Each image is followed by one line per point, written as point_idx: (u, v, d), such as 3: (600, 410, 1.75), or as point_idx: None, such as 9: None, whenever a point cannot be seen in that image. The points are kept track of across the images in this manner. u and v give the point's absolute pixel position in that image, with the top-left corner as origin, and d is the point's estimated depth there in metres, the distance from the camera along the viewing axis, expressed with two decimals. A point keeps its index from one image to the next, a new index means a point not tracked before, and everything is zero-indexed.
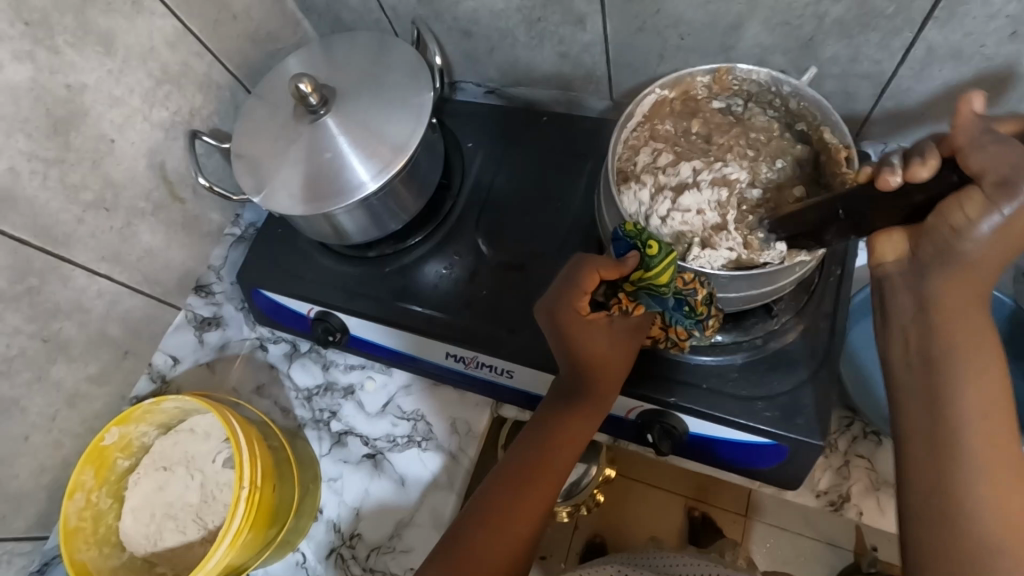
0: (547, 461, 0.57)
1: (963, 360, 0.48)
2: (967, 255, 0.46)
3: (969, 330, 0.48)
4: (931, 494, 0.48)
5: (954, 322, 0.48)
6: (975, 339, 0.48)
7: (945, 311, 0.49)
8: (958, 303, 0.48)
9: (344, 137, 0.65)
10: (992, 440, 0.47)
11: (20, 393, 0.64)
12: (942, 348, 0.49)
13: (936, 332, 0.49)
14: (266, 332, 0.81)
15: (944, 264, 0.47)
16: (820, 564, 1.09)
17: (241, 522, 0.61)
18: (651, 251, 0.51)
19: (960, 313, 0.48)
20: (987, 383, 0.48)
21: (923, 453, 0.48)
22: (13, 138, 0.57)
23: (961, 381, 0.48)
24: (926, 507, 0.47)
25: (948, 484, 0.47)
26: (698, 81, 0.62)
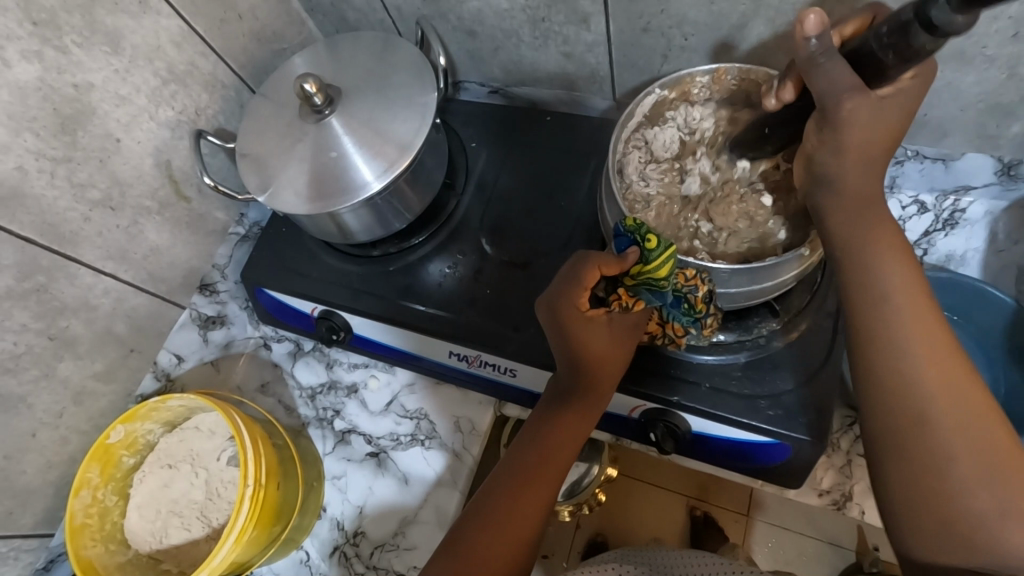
0: (550, 458, 0.57)
1: (884, 284, 0.47)
2: (838, 180, 0.46)
3: (884, 246, 0.48)
4: (901, 440, 0.47)
5: (871, 243, 0.48)
6: (892, 254, 0.48)
7: (856, 237, 0.48)
8: (868, 223, 0.47)
9: (350, 137, 0.65)
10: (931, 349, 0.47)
11: (27, 390, 0.64)
12: (862, 281, 0.48)
13: (853, 265, 0.48)
14: (270, 331, 0.81)
15: (829, 189, 0.47)
16: (822, 564, 1.10)
17: (246, 519, 0.62)
18: (650, 244, 0.51)
19: (875, 233, 0.48)
20: (911, 297, 0.47)
21: (874, 399, 0.48)
22: (21, 137, 0.58)
23: (889, 310, 0.47)
24: (894, 454, 0.47)
25: (904, 421, 0.47)
26: (697, 82, 0.61)
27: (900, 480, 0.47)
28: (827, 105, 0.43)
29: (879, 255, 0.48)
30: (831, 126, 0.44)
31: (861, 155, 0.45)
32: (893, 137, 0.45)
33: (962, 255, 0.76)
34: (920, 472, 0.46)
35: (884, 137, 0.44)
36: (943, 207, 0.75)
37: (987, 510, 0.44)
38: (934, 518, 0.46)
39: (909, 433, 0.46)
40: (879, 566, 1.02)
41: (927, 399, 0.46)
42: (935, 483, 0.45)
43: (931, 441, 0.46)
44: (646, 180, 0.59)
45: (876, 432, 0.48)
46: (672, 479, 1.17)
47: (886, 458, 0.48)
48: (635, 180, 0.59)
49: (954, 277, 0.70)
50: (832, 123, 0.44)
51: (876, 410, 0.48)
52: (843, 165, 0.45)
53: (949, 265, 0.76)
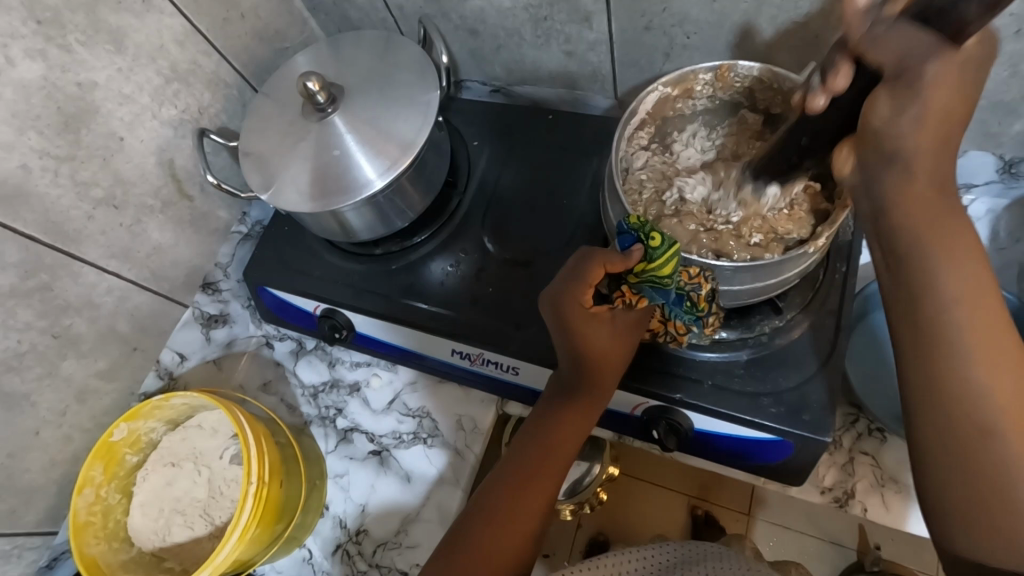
0: (552, 456, 0.57)
1: (949, 282, 0.41)
2: (906, 154, 0.38)
3: (950, 241, 0.40)
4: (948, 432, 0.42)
5: (935, 236, 0.40)
6: (958, 247, 0.40)
7: (919, 226, 0.40)
8: (936, 210, 0.40)
9: (353, 135, 0.65)
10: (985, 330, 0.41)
11: (30, 388, 0.64)
12: (924, 281, 0.41)
13: (913, 262, 0.41)
14: (273, 330, 0.81)
15: (895, 167, 0.39)
16: (824, 564, 1.11)
17: (249, 517, 0.62)
18: (654, 243, 0.51)
19: (943, 221, 0.40)
20: (976, 295, 0.41)
21: (931, 408, 0.42)
22: (25, 136, 0.58)
23: (944, 296, 0.41)
24: (953, 468, 0.42)
25: (968, 433, 0.42)
26: (701, 79, 0.62)
27: (959, 493, 0.43)
28: (911, 65, 0.36)
29: (941, 247, 0.40)
30: (910, 88, 0.37)
31: (941, 126, 0.37)
32: (968, 96, 0.37)
33: None
34: (983, 488, 0.42)
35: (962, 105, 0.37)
36: None
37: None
38: (984, 513, 0.42)
39: (971, 446, 0.42)
40: (878, 566, 1.04)
41: (991, 409, 0.41)
42: (994, 498, 0.42)
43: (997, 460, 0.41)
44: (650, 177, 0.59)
45: (932, 445, 0.43)
46: (674, 479, 1.17)
47: (939, 467, 0.43)
48: (638, 171, 0.60)
49: None
50: (907, 87, 0.37)
51: (930, 419, 0.43)
52: (920, 135, 0.38)
53: None
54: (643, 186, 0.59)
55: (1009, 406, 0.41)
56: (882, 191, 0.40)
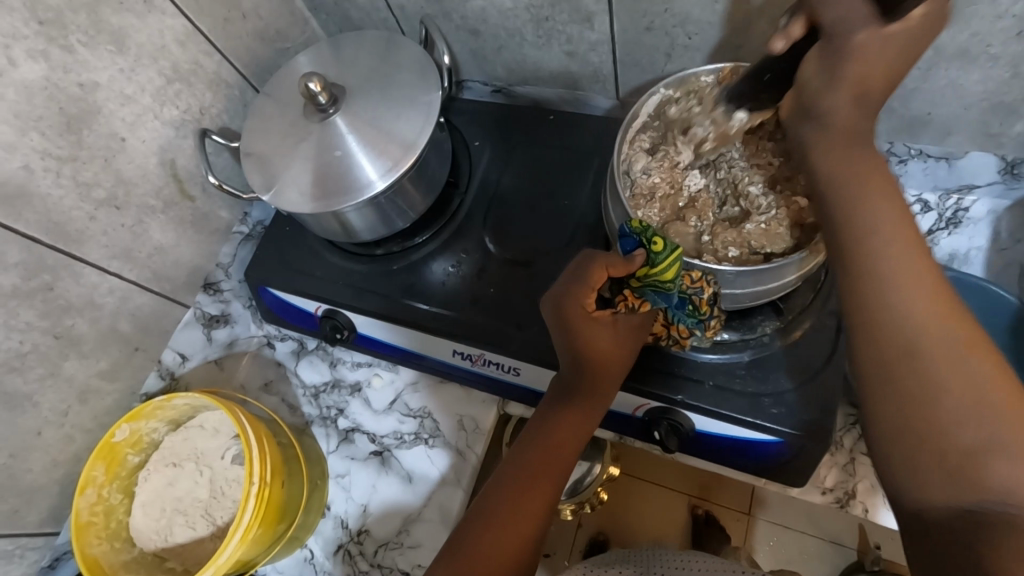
0: (553, 457, 0.57)
1: (874, 222, 0.43)
2: (823, 110, 0.44)
3: (875, 187, 0.43)
4: (886, 382, 0.41)
5: (859, 180, 0.44)
6: (882, 192, 0.43)
7: (843, 176, 0.44)
8: (858, 161, 0.44)
9: (354, 136, 0.65)
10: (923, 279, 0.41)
11: (32, 389, 0.64)
12: (849, 222, 0.43)
13: (841, 202, 0.44)
14: (274, 330, 0.81)
15: (818, 124, 0.45)
16: (824, 563, 1.11)
17: (251, 518, 0.62)
18: (656, 248, 0.51)
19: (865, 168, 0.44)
20: (905, 238, 0.42)
21: (866, 349, 0.42)
22: (27, 136, 0.58)
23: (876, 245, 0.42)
24: (886, 404, 0.41)
25: (901, 370, 0.41)
26: (703, 81, 0.61)
27: (893, 433, 0.41)
28: (832, 34, 0.42)
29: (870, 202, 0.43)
30: (834, 51, 0.43)
31: (856, 84, 0.43)
32: (895, 61, 0.42)
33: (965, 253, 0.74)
34: (917, 424, 0.40)
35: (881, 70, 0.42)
36: (946, 206, 0.74)
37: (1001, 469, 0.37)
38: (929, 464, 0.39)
39: (904, 381, 0.40)
40: (878, 566, 1.04)
41: (921, 346, 0.40)
42: (929, 434, 0.39)
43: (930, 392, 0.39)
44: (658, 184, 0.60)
45: (876, 394, 0.42)
46: (675, 479, 1.17)
47: (886, 424, 0.41)
48: (640, 175, 0.60)
49: (956, 276, 0.70)
50: (834, 49, 0.43)
51: (866, 359, 0.42)
52: (836, 91, 0.43)
53: (952, 264, 0.75)
54: (654, 190, 0.60)
55: (942, 343, 0.40)
56: (811, 148, 0.46)
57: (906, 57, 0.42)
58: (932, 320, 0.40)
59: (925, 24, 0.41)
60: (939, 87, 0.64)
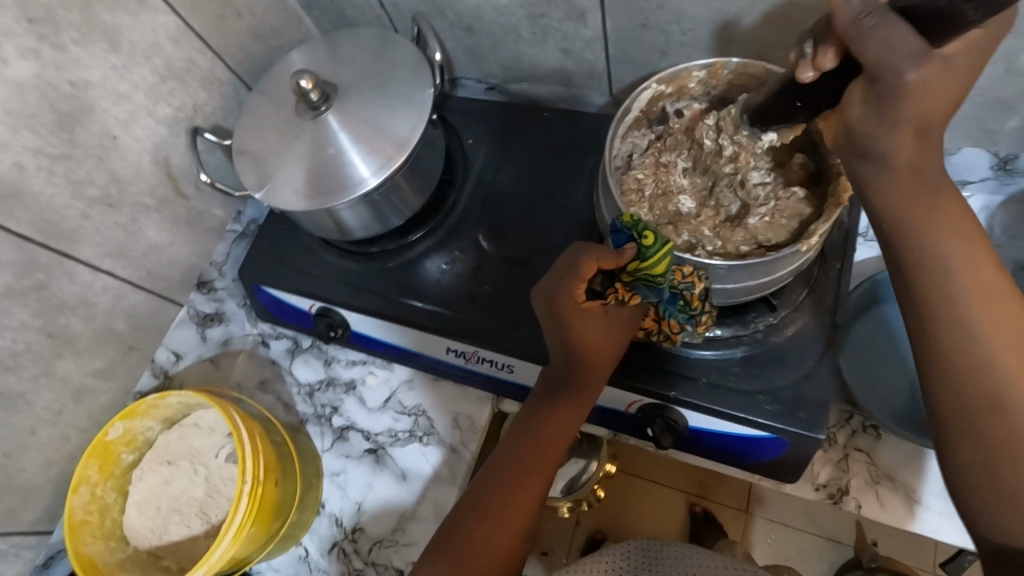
0: (545, 450, 0.57)
1: (948, 261, 0.44)
2: (883, 151, 0.42)
3: (944, 223, 0.44)
4: (964, 409, 0.45)
5: (929, 220, 0.44)
6: (954, 225, 0.44)
7: (912, 214, 0.44)
8: (927, 194, 0.43)
9: (347, 133, 0.65)
10: (987, 301, 0.44)
11: (27, 387, 0.64)
12: (924, 265, 0.44)
13: (911, 244, 0.44)
14: (268, 328, 0.82)
15: (876, 163, 0.43)
16: (822, 561, 1.10)
17: (245, 516, 0.62)
18: (647, 241, 0.51)
19: (938, 199, 0.43)
20: (978, 269, 0.44)
21: (938, 378, 0.45)
22: (20, 134, 0.58)
23: (948, 276, 0.44)
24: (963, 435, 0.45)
25: (980, 397, 0.44)
26: (694, 77, 0.61)
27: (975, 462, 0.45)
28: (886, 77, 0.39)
29: (939, 238, 0.44)
30: (885, 94, 0.40)
31: (915, 124, 0.40)
32: (955, 90, 0.40)
33: None
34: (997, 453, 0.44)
35: (943, 102, 0.40)
36: None
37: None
38: (1001, 484, 0.45)
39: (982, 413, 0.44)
40: (876, 562, 1.04)
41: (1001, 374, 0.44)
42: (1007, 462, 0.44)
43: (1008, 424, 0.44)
44: (645, 182, 0.60)
45: (954, 422, 0.45)
46: (674, 476, 1.17)
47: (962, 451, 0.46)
48: (629, 172, 0.61)
49: None
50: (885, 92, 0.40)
51: (945, 395, 0.45)
52: (896, 137, 0.41)
53: None
54: (641, 185, 0.60)
55: (1018, 371, 0.44)
56: (869, 184, 0.44)
57: (966, 80, 0.40)
58: (1007, 349, 0.44)
59: (976, 42, 0.39)
60: None
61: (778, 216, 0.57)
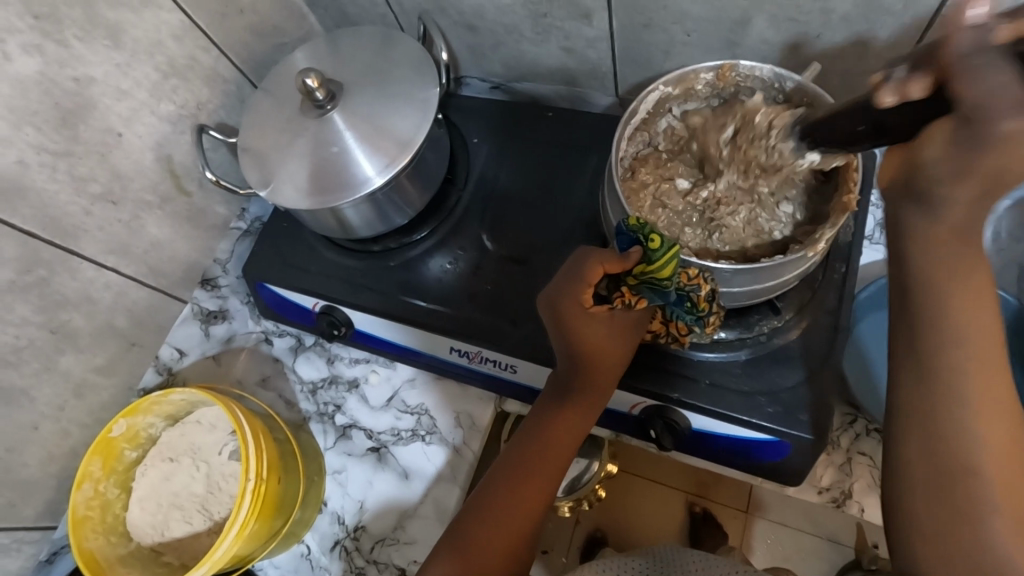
0: (549, 452, 0.57)
1: (961, 340, 0.43)
2: (944, 196, 0.37)
3: (968, 295, 0.42)
4: (942, 466, 0.44)
5: (959, 290, 0.42)
6: (978, 304, 0.43)
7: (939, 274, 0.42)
8: (965, 264, 0.41)
9: (352, 132, 0.65)
10: (984, 378, 0.44)
11: (29, 382, 0.65)
12: (931, 322, 0.43)
13: (927, 292, 0.43)
14: (272, 326, 0.81)
15: (920, 205, 0.39)
16: (821, 561, 1.10)
17: (248, 513, 0.62)
18: (654, 245, 0.50)
19: (957, 242, 0.40)
20: (983, 348, 0.43)
21: (923, 432, 0.45)
22: (22, 131, 0.58)
23: (950, 342, 0.43)
24: (932, 474, 0.45)
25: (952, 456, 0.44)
26: (701, 78, 0.61)
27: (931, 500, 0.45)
28: (975, 117, 0.32)
29: (960, 305, 0.43)
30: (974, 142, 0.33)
31: (982, 182, 0.35)
32: None
33: None
34: (948, 486, 0.44)
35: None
36: None
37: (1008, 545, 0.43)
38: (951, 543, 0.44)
39: (950, 461, 0.44)
40: (876, 565, 1.02)
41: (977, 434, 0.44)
42: (970, 514, 0.44)
43: (975, 478, 0.44)
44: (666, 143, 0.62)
45: (928, 485, 0.45)
46: (672, 476, 1.16)
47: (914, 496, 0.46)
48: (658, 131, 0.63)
49: None
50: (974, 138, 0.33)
51: (919, 444, 0.45)
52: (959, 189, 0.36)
53: None
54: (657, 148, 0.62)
55: (997, 445, 0.44)
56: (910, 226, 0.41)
57: None
58: (985, 421, 0.44)
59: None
60: None
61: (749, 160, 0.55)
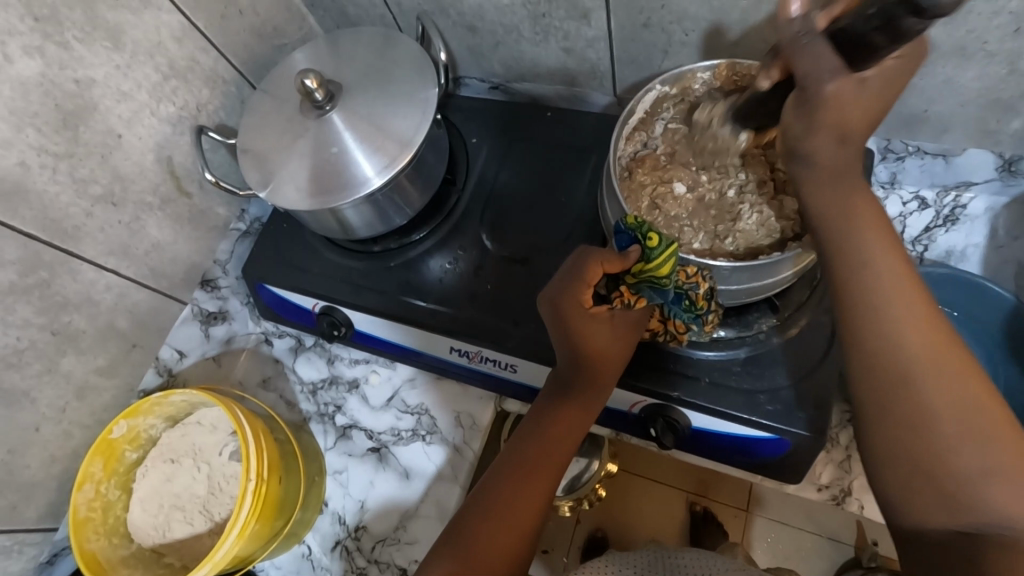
0: (549, 451, 0.57)
1: (870, 262, 0.43)
2: (808, 158, 0.43)
3: (865, 219, 0.44)
4: (884, 396, 0.43)
5: (846, 208, 0.44)
6: (874, 222, 0.44)
7: (831, 202, 0.44)
8: (847, 193, 0.44)
9: (351, 133, 0.65)
10: (903, 290, 0.43)
11: (30, 385, 0.65)
12: (841, 249, 0.44)
13: (831, 224, 0.44)
14: (272, 327, 0.82)
15: (805, 163, 0.44)
16: (820, 557, 1.10)
17: (249, 514, 0.62)
18: (651, 242, 0.51)
19: (835, 180, 0.44)
20: (893, 264, 0.43)
21: (863, 369, 0.44)
22: (24, 133, 0.58)
23: (864, 266, 0.43)
24: (881, 416, 0.43)
25: (893, 385, 0.42)
26: (699, 77, 0.61)
27: (885, 448, 0.43)
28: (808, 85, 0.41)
29: (858, 227, 0.44)
30: (805, 109, 0.42)
31: (834, 128, 0.41)
32: (878, 97, 0.41)
33: (962, 250, 0.75)
34: (900, 418, 0.42)
35: (862, 104, 0.41)
36: (943, 203, 0.75)
37: (975, 466, 0.40)
38: (929, 478, 0.42)
39: (895, 397, 0.42)
40: (875, 562, 1.04)
41: (910, 358, 0.42)
42: (921, 450, 0.42)
43: (919, 401, 0.42)
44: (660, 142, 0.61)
45: (881, 425, 0.43)
46: (672, 475, 1.17)
47: (880, 444, 0.44)
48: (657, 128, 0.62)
49: (954, 273, 0.69)
50: (810, 102, 0.41)
51: (862, 384, 0.44)
52: (815, 137, 0.42)
53: (949, 260, 0.76)
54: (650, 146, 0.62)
55: (936, 361, 0.42)
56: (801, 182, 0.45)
57: (889, 92, 0.41)
58: (915, 334, 0.42)
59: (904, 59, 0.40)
60: (937, 83, 0.63)
61: (706, 139, 0.57)
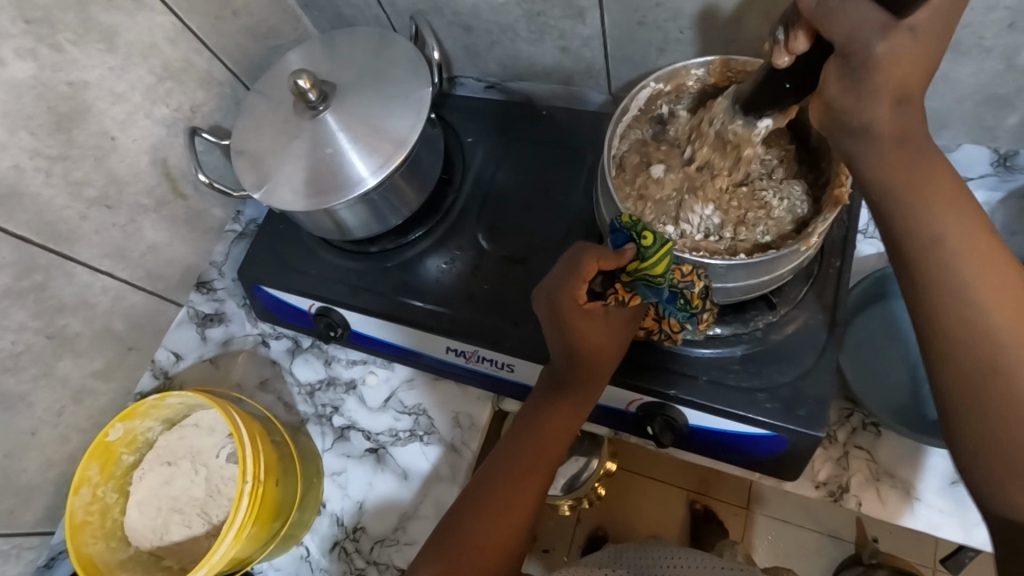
0: (547, 446, 0.57)
1: (949, 247, 0.42)
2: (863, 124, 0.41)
3: (939, 198, 0.42)
4: (973, 385, 0.43)
5: (919, 191, 0.42)
6: (951, 201, 0.42)
7: (899, 179, 0.42)
8: (914, 163, 0.42)
9: (345, 133, 0.65)
10: (986, 269, 0.42)
11: (26, 389, 0.64)
12: (918, 235, 0.43)
13: (901, 215, 0.43)
14: (269, 328, 0.81)
15: (865, 138, 0.42)
16: (821, 557, 1.10)
17: (246, 515, 0.62)
18: (646, 242, 0.51)
19: (894, 157, 0.42)
20: (973, 244, 0.42)
21: (949, 357, 0.43)
22: (17, 136, 0.58)
23: (943, 252, 0.42)
24: (975, 408, 0.43)
25: (984, 372, 0.42)
26: (693, 75, 0.61)
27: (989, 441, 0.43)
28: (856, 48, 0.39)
29: (932, 207, 0.42)
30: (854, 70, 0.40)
31: (892, 92, 0.40)
32: (928, 53, 0.39)
33: None
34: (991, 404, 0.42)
35: (916, 65, 0.39)
36: None
37: None
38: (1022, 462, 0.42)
39: (988, 384, 0.42)
40: (877, 559, 1.04)
41: (1003, 342, 0.42)
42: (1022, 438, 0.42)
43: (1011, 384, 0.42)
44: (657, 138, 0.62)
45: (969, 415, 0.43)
46: (672, 473, 1.17)
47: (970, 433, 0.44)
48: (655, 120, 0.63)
49: None
50: (858, 68, 0.39)
51: (949, 374, 0.44)
52: (874, 105, 0.40)
53: None
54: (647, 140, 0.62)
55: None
56: (862, 161, 0.43)
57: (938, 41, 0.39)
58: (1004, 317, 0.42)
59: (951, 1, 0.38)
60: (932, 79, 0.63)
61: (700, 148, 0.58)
